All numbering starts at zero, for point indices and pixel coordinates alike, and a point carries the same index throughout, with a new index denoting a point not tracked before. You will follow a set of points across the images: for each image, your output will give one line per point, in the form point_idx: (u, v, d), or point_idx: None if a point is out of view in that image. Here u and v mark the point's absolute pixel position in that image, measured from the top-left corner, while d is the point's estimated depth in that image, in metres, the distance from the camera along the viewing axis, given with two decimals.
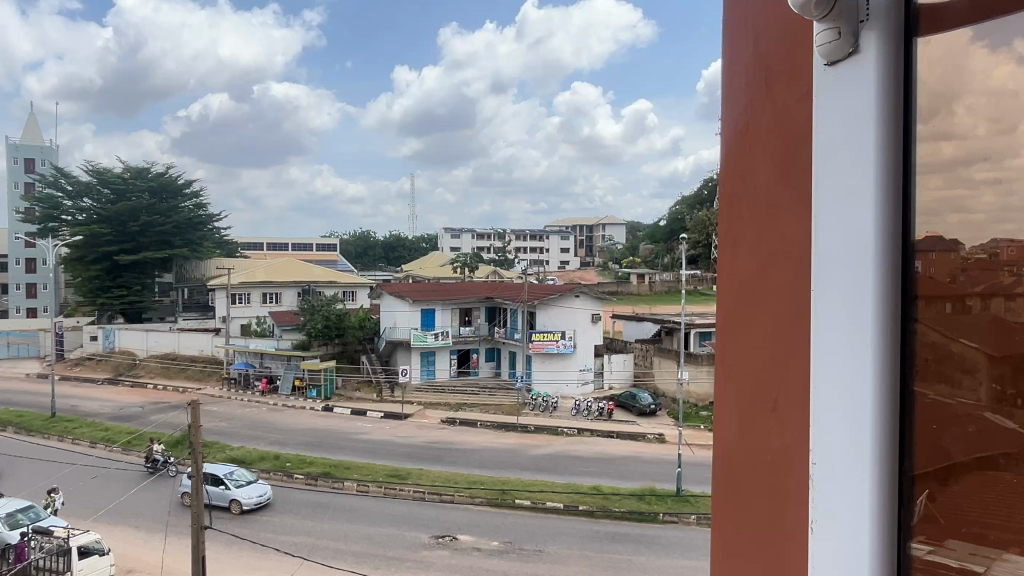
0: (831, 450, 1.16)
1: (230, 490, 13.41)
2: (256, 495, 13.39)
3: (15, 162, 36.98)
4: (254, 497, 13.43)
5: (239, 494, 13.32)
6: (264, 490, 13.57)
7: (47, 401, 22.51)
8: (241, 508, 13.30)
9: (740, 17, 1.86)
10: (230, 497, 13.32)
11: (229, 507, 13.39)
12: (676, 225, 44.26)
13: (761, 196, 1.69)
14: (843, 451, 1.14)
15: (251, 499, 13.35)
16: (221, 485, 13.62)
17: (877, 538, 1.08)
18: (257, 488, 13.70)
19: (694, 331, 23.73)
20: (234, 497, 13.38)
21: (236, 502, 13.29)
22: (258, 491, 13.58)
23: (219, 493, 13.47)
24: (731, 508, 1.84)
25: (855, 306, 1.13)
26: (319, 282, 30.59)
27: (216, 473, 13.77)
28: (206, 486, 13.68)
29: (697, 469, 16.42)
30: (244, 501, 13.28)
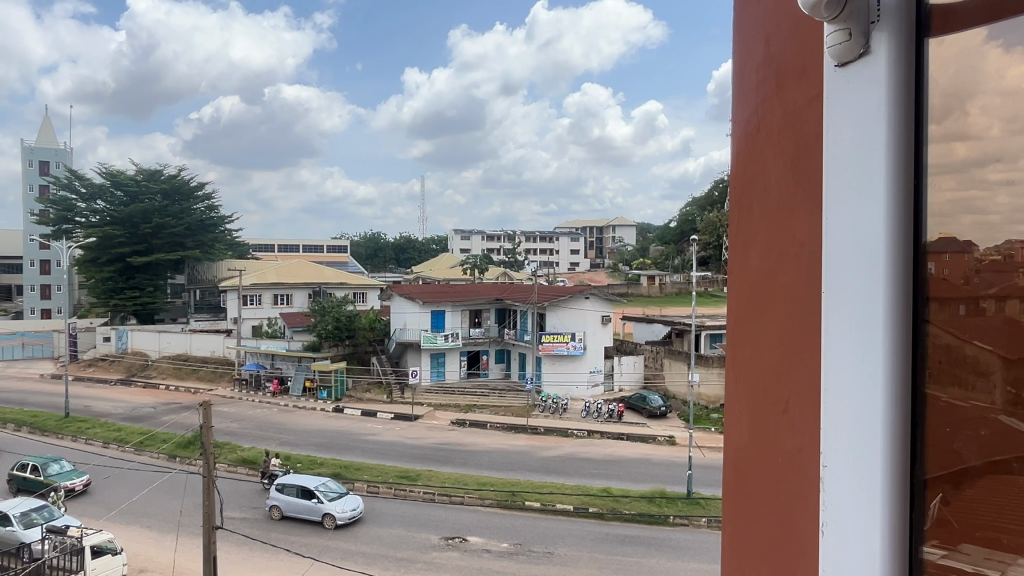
0: (844, 448, 1.15)
1: (323, 504, 12.70)
2: (351, 509, 12.71)
3: (30, 165, 37.40)
4: (348, 511, 12.72)
5: (332, 507, 12.63)
6: (358, 504, 12.87)
7: (60, 401, 22.75)
8: (335, 523, 12.58)
9: (750, 17, 1.85)
10: (324, 511, 12.63)
11: (323, 522, 12.70)
12: (687, 226, 44.14)
13: (773, 196, 1.68)
14: (852, 459, 1.13)
15: (346, 513, 12.66)
16: (312, 499, 12.87)
17: (888, 541, 1.07)
18: (350, 501, 12.99)
19: (704, 333, 23.66)
20: (328, 511, 12.68)
21: (330, 517, 12.60)
22: (351, 504, 12.88)
23: (310, 507, 12.75)
24: (742, 511, 1.82)
25: (865, 308, 1.13)
26: (330, 283, 30.75)
27: (306, 486, 13.01)
28: (296, 499, 12.92)
29: (707, 472, 16.35)
30: (339, 515, 12.58)
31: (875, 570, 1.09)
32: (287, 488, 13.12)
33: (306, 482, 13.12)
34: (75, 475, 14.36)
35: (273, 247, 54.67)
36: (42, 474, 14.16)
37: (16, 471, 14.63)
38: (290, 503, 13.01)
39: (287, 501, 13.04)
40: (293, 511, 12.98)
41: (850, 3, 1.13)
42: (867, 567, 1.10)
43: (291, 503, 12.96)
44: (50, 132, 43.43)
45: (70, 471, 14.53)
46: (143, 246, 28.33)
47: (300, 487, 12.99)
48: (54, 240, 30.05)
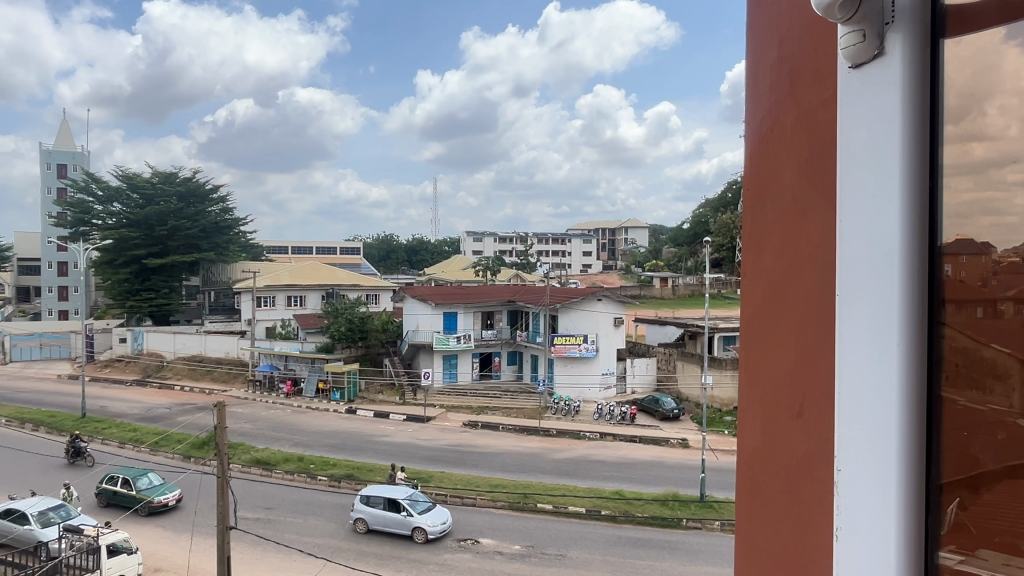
0: (858, 457, 1.15)
1: (413, 517, 12.15)
2: (442, 523, 12.12)
3: (48, 168, 37.85)
4: (439, 524, 12.13)
5: (423, 521, 12.06)
6: (447, 518, 12.27)
7: (77, 401, 23.00)
8: (426, 538, 12.00)
9: (764, 18, 1.84)
10: (414, 525, 12.06)
11: (413, 536, 12.13)
12: (700, 228, 43.87)
13: (786, 198, 1.67)
14: (869, 464, 1.12)
15: (436, 526, 12.06)
16: (400, 511, 12.32)
17: (903, 537, 1.06)
18: (438, 514, 12.42)
19: (717, 335, 23.51)
20: (417, 525, 12.11)
21: (420, 531, 12.03)
22: (441, 518, 12.29)
23: (400, 521, 12.18)
24: (755, 514, 1.81)
25: (877, 317, 1.12)
26: (343, 285, 30.89)
27: (394, 497, 12.45)
28: (385, 511, 12.36)
29: (721, 475, 16.23)
30: (430, 529, 11.99)
31: (887, 568, 1.08)
32: (373, 500, 12.55)
33: (395, 494, 12.57)
34: (167, 490, 13.66)
35: (287, 248, 55.00)
36: (135, 488, 13.39)
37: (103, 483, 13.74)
38: (377, 516, 12.43)
39: (374, 514, 12.46)
40: (382, 525, 12.40)
41: (865, 3, 1.13)
42: (883, 567, 1.09)
43: (379, 517, 12.39)
44: (67, 135, 43.91)
45: (161, 485, 13.74)
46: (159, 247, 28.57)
47: (388, 499, 12.43)
48: (71, 242, 30.38)
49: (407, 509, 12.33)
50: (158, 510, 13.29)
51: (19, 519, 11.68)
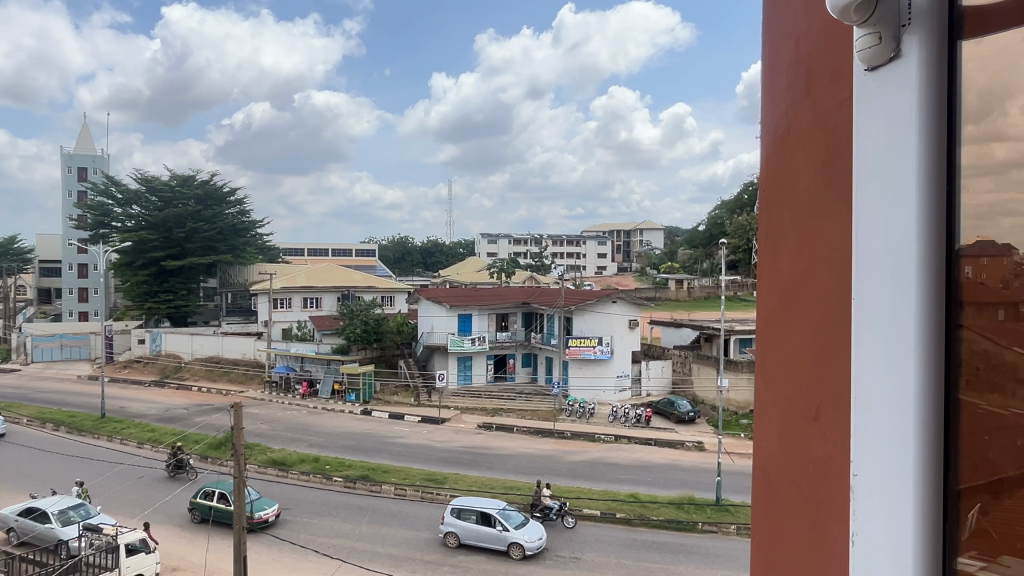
0: (871, 465, 1.14)
1: (509, 531, 11.60)
2: (539, 538, 11.59)
3: (69, 171, 38.39)
4: (536, 540, 11.58)
5: (520, 536, 11.53)
6: (544, 533, 11.73)
7: (96, 402, 23.28)
8: (523, 554, 11.46)
9: (780, 19, 1.82)
10: (511, 540, 11.52)
11: (509, 552, 11.58)
12: (715, 230, 43.58)
13: (803, 201, 1.65)
14: (888, 466, 1.10)
15: (534, 542, 11.53)
16: (495, 526, 11.80)
17: (921, 543, 1.04)
18: (534, 529, 11.86)
19: (733, 338, 23.36)
20: (513, 540, 11.58)
21: (517, 546, 11.49)
22: (537, 533, 11.75)
23: (495, 536, 11.66)
24: (772, 519, 1.79)
25: (893, 326, 1.11)
26: (358, 287, 31.04)
27: (488, 512, 11.95)
28: (478, 525, 11.81)
29: (736, 479, 16.11)
30: (527, 545, 11.46)
31: (907, 572, 1.06)
32: (466, 514, 12.00)
33: (487, 508, 12.05)
34: (267, 505, 12.88)
35: (303, 250, 55.29)
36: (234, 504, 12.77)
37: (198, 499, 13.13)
38: (469, 530, 11.87)
39: (467, 528, 11.91)
40: (476, 540, 11.85)
41: (882, 4, 1.12)
42: (900, 568, 1.07)
43: (472, 531, 11.84)
44: (88, 138, 44.53)
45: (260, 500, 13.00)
46: (176, 249, 28.83)
47: (481, 512, 11.92)
48: (91, 244, 30.78)
49: (503, 523, 11.78)
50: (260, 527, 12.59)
51: (40, 517, 11.80)
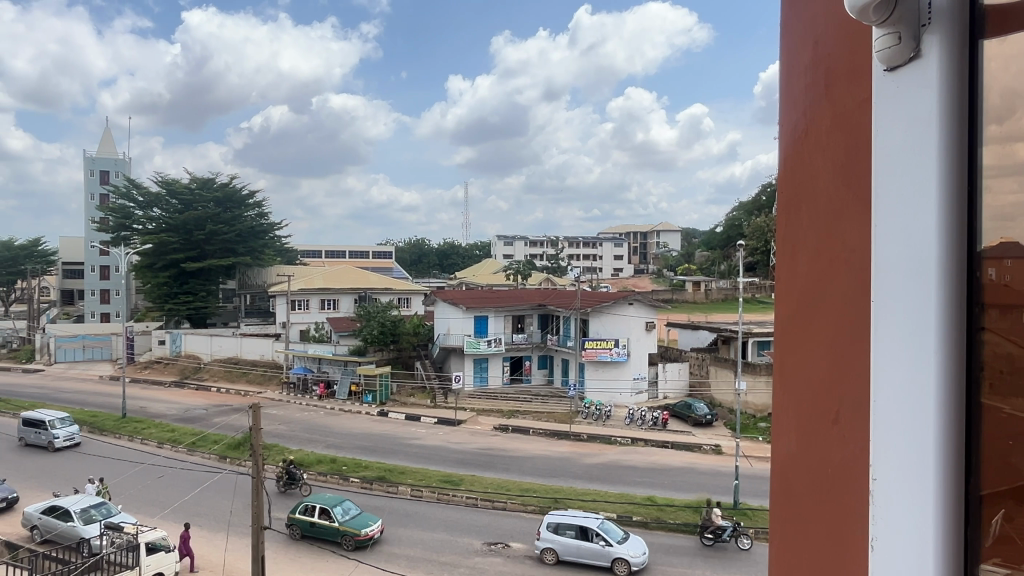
0: (891, 473, 1.13)
1: (613, 546, 10.96)
2: (643, 553, 10.98)
3: (92, 174, 38.95)
4: (641, 556, 10.96)
5: (624, 551, 10.89)
6: (647, 548, 11.11)
7: (117, 402, 23.57)
8: (629, 570, 10.80)
9: (799, 18, 1.80)
10: (615, 556, 10.87)
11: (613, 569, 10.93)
12: (733, 231, 43.22)
13: (822, 199, 1.63)
14: (913, 462, 1.08)
15: (639, 558, 10.90)
16: (597, 540, 11.16)
17: (941, 544, 1.02)
18: (636, 544, 11.24)
19: (751, 340, 23.18)
20: (618, 556, 10.93)
21: (621, 562, 10.84)
22: (641, 548, 11.12)
23: (598, 551, 11.01)
24: (790, 523, 1.77)
25: (911, 330, 1.10)
26: (375, 289, 31.18)
27: (589, 526, 11.31)
28: (580, 541, 11.16)
29: (755, 482, 15.95)
30: (632, 561, 10.81)
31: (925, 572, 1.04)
32: (564, 529, 11.40)
33: (585, 522, 11.43)
34: (372, 521, 12.11)
35: (320, 252, 55.61)
36: (337, 519, 11.98)
37: (297, 513, 12.38)
38: (569, 546, 11.26)
39: (566, 543, 11.29)
40: (576, 556, 11.24)
41: (901, 6, 1.11)
42: (919, 566, 1.06)
43: (572, 547, 11.22)
44: (110, 141, 45.15)
45: (363, 516, 12.25)
46: (196, 251, 29.16)
47: (581, 526, 11.29)
48: (113, 246, 31.20)
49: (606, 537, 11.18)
50: (366, 545, 11.77)
51: (62, 515, 11.97)
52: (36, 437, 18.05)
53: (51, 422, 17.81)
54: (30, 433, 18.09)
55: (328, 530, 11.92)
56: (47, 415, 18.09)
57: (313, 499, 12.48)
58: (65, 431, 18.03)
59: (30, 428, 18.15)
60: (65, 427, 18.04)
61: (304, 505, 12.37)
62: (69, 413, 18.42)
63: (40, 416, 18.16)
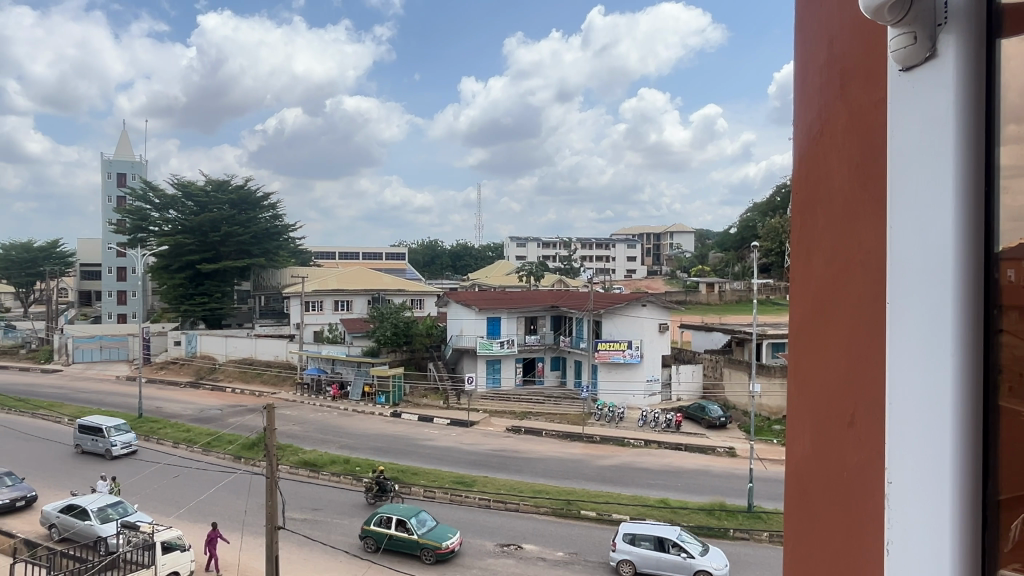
0: (908, 471, 1.12)
1: (695, 559, 10.69)
2: (726, 565, 10.71)
3: (109, 177, 39.35)
4: (725, 567, 10.71)
5: (708, 563, 10.64)
6: (730, 561, 10.86)
7: (134, 402, 23.78)
8: None
9: (815, 16, 1.78)
10: (698, 569, 10.60)
11: None
12: (748, 233, 42.94)
13: (838, 197, 1.61)
14: (932, 461, 1.06)
15: (723, 570, 10.63)
16: (677, 552, 10.86)
17: (959, 544, 1.01)
18: (716, 556, 10.99)
19: (765, 342, 23.05)
20: (700, 568, 10.67)
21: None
22: (722, 560, 10.87)
23: (680, 564, 10.69)
24: (805, 529, 1.74)
25: (928, 334, 1.09)
26: (388, 290, 31.27)
27: (668, 537, 11.02)
28: (659, 553, 10.82)
29: (769, 485, 15.85)
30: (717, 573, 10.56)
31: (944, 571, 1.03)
32: (641, 539, 11.05)
33: (662, 533, 11.12)
34: (450, 534, 11.65)
35: (334, 253, 55.90)
36: (417, 531, 11.58)
37: (372, 525, 11.90)
38: (648, 559, 10.87)
39: (645, 556, 10.89)
40: (655, 569, 10.83)
41: (916, 5, 1.10)
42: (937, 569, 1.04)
43: (651, 559, 10.83)
44: (128, 144, 45.60)
45: (441, 528, 11.83)
46: (211, 253, 29.40)
47: (660, 537, 10.95)
48: (130, 248, 31.51)
49: (686, 549, 10.89)
50: (447, 558, 11.35)
51: (80, 514, 12.10)
52: (92, 444, 17.49)
53: (109, 429, 17.29)
54: (87, 439, 17.55)
55: (408, 542, 11.51)
56: (104, 421, 17.56)
57: (387, 510, 12.02)
58: (123, 438, 17.52)
59: (86, 435, 17.61)
60: (122, 434, 17.54)
61: (379, 516, 11.90)
62: (125, 420, 17.91)
63: (97, 422, 17.62)
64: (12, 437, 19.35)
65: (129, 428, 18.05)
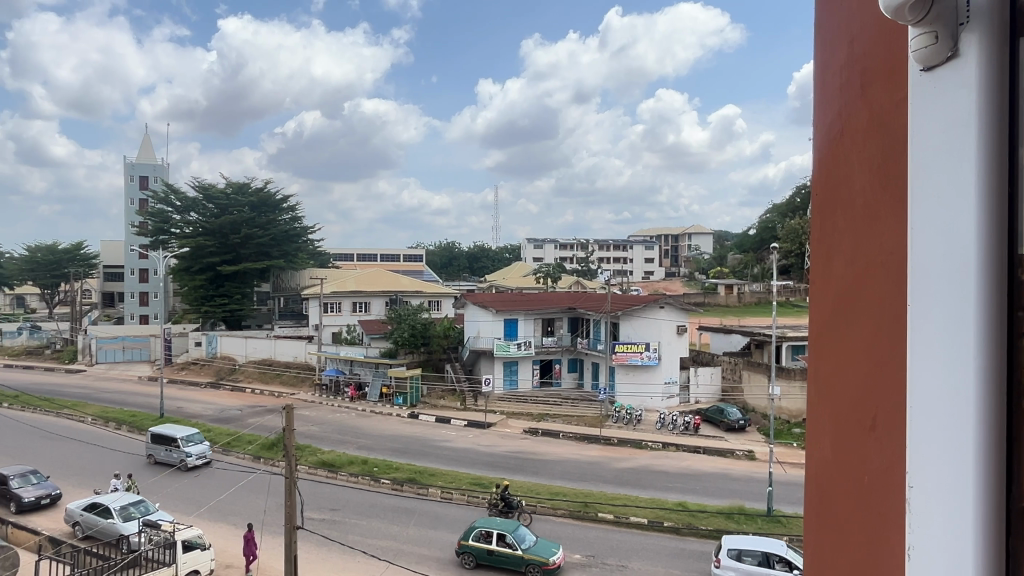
0: (927, 470, 1.10)
1: None
2: None
3: (131, 180, 39.84)
4: None
5: None
6: None
7: (156, 402, 24.03)
8: None
9: (835, 16, 1.76)
10: None
11: None
12: (767, 234, 42.56)
13: (859, 199, 1.59)
14: (951, 458, 1.05)
15: None
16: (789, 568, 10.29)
17: (979, 540, 0.99)
18: None
19: (785, 344, 22.83)
20: None
21: None
22: None
23: None
24: (824, 533, 1.73)
25: (948, 339, 1.07)
26: (405, 292, 31.38)
27: (775, 552, 10.47)
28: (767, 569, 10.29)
29: (790, 489, 15.65)
30: None
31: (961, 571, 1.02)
32: (746, 555, 10.50)
33: (766, 548, 10.56)
34: (554, 548, 11.14)
35: (351, 254, 56.17)
36: (520, 546, 11.04)
37: (470, 540, 11.35)
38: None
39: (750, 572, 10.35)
40: None
41: (937, 5, 1.09)
42: (956, 575, 1.03)
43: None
44: (150, 148, 46.19)
45: (544, 542, 11.35)
46: (231, 254, 29.71)
47: (768, 553, 10.41)
48: (152, 250, 31.91)
49: (793, 565, 10.30)
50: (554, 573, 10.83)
51: (103, 512, 12.25)
52: (165, 455, 16.84)
53: (182, 439, 16.60)
54: (159, 449, 16.90)
55: (511, 559, 10.96)
56: (177, 431, 16.91)
57: (484, 523, 11.48)
58: (196, 448, 16.77)
59: (159, 445, 16.94)
60: (195, 444, 16.85)
61: (478, 530, 11.36)
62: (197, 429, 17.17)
63: (170, 432, 16.97)
64: (38, 436, 19.62)
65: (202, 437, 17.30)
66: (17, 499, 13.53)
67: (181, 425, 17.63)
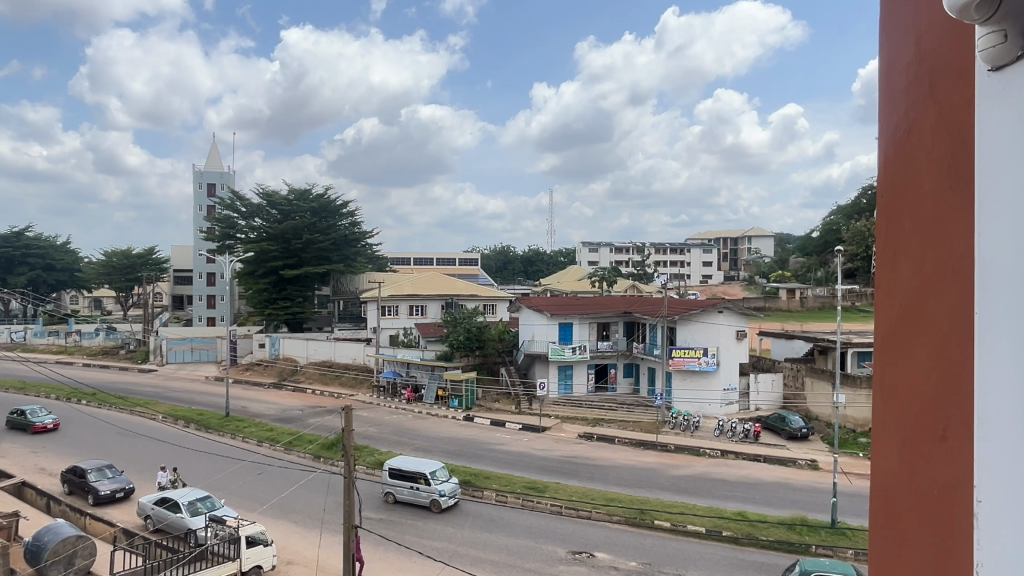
0: (996, 472, 1.09)
1: None
2: None
3: (200, 187, 41.46)
4: None
5: None
6: None
7: (221, 402, 24.84)
8: None
9: (899, 12, 1.70)
10: None
11: None
12: (831, 236, 41.25)
13: (926, 206, 1.52)
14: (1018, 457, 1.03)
15: None
16: None
17: None
18: None
19: (850, 351, 22.11)
20: None
21: None
22: None
23: None
24: (890, 550, 1.65)
25: (1015, 340, 1.07)
26: (461, 295, 31.67)
27: None
28: None
29: (856, 501, 15.07)
30: None
31: None
32: None
33: None
34: None
35: (409, 260, 56.92)
36: None
37: None
38: None
39: None
40: None
41: (1004, 3, 1.11)
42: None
43: None
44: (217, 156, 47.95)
45: None
46: (293, 258, 30.52)
47: None
48: (219, 254, 33.12)
49: None
50: None
51: (172, 507, 12.74)
52: (409, 494, 14.41)
53: (432, 475, 14.16)
54: (402, 488, 14.47)
55: None
56: (422, 466, 14.50)
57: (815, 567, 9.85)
58: (448, 486, 14.30)
59: (402, 482, 14.53)
60: (445, 481, 14.36)
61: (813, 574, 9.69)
62: (441, 464, 14.73)
63: (412, 467, 14.57)
64: (114, 433, 20.49)
65: (447, 473, 14.83)
66: (94, 491, 14.24)
67: (416, 458, 15.22)
